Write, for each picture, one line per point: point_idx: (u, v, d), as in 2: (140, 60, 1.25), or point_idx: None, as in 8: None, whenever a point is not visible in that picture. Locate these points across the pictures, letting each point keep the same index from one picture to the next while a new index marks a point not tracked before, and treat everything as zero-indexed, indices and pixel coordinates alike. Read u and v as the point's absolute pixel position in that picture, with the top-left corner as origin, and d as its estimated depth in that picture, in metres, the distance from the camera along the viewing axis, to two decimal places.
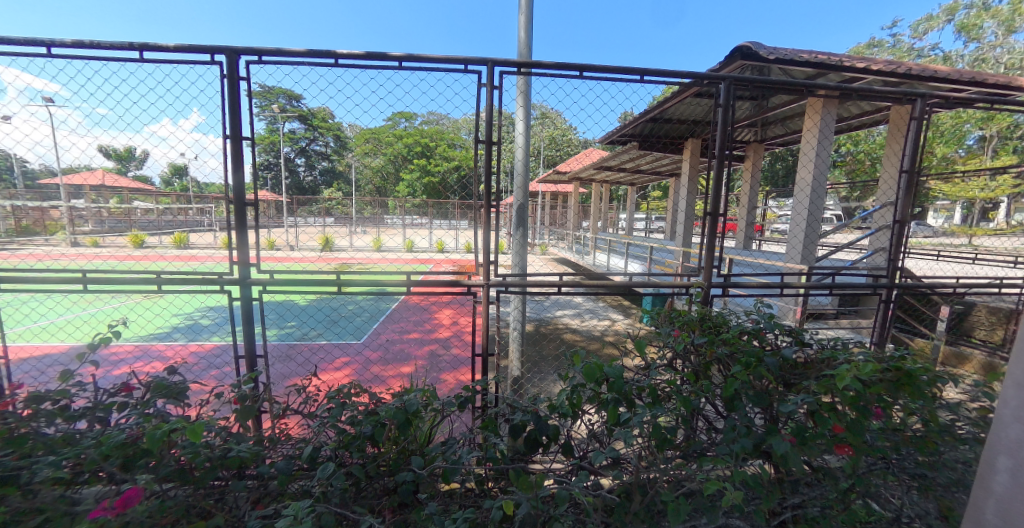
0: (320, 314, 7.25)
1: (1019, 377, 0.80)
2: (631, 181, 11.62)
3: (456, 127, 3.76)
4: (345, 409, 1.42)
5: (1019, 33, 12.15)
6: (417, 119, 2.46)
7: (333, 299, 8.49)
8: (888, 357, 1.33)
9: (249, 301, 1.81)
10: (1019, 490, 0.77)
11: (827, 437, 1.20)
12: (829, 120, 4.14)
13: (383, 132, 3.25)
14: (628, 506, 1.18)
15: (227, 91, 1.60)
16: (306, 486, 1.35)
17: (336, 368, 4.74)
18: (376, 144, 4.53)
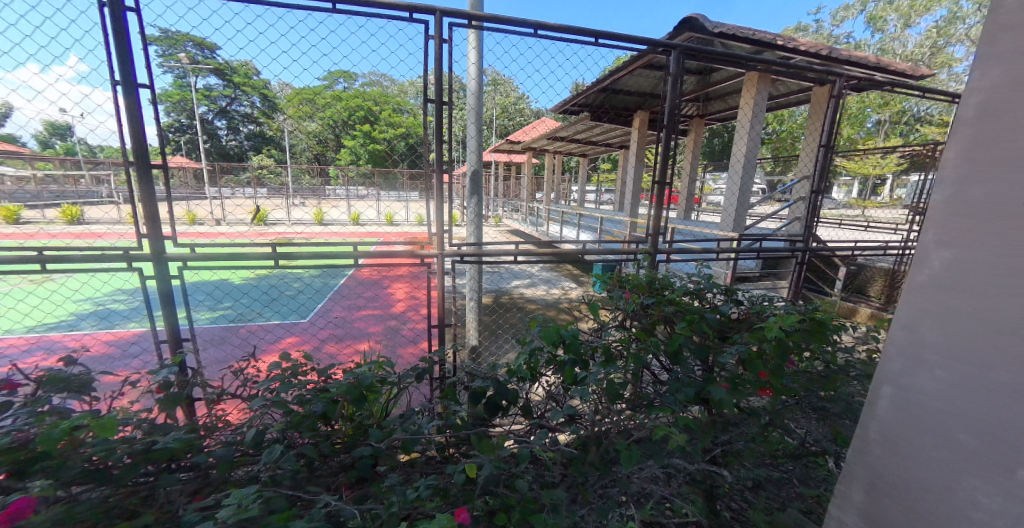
0: (257, 293, 6.80)
1: (906, 316, 0.90)
2: (583, 152, 11.80)
3: (403, 90, 3.57)
4: (293, 388, 1.41)
5: (913, 28, 13.72)
6: (361, 78, 2.31)
7: (272, 276, 7.98)
8: (803, 311, 1.54)
9: (167, 279, 1.66)
10: (897, 413, 0.92)
11: (749, 382, 1.38)
12: (761, 97, 4.47)
13: (320, 93, 3.00)
14: (585, 457, 1.30)
15: (112, 27, 1.42)
16: (252, 473, 1.30)
17: (282, 348, 4.54)
18: (313, 106, 4.19)
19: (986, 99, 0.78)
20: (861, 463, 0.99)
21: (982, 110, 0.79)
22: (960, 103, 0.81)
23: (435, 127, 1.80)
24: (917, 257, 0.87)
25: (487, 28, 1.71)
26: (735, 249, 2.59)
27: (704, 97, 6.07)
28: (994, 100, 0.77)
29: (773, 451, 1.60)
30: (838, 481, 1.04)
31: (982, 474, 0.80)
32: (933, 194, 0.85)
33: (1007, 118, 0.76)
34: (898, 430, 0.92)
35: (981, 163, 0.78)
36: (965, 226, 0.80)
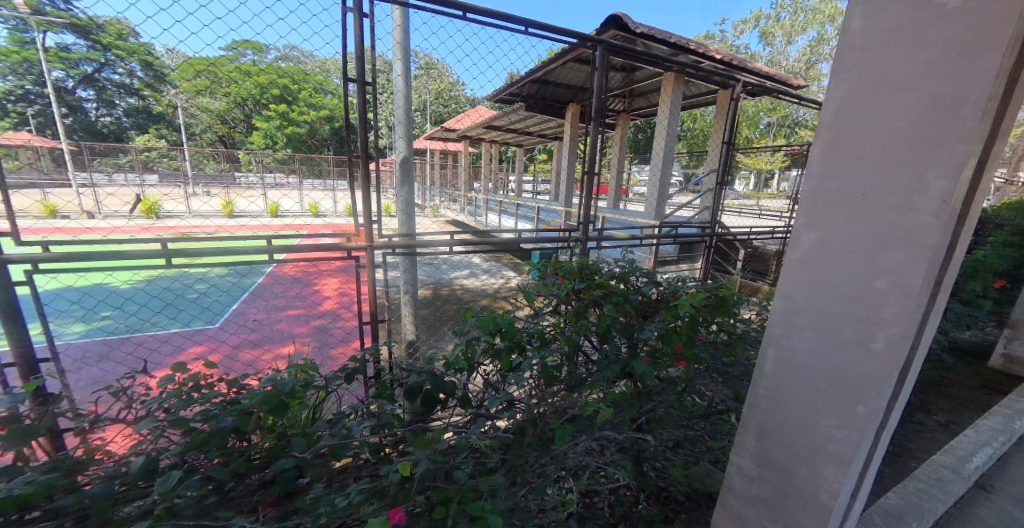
0: (152, 300, 5.91)
1: (783, 292, 1.11)
2: (519, 143, 11.95)
3: (324, 69, 3.31)
4: (193, 403, 1.18)
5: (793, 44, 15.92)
6: (272, 49, 2.10)
7: (171, 277, 6.98)
8: (710, 289, 1.75)
9: (7, 284, 1.31)
10: (778, 369, 1.16)
11: (667, 356, 1.52)
12: (676, 96, 4.87)
13: (220, 65, 2.65)
14: (522, 440, 1.34)
15: None
16: (142, 508, 1.07)
17: (190, 359, 4.06)
18: (214, 79, 3.72)
19: (840, 107, 0.92)
20: (755, 405, 1.25)
21: (838, 115, 0.93)
22: (822, 108, 0.95)
23: (361, 108, 1.70)
24: (792, 239, 1.06)
25: (413, 6, 1.67)
26: (656, 235, 2.83)
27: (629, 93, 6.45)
28: (845, 107, 0.92)
29: (687, 415, 1.81)
30: (742, 419, 1.31)
31: (832, 406, 1.06)
32: (803, 186, 1.02)
33: (855, 125, 0.91)
34: (778, 382, 1.17)
35: (836, 163, 0.95)
36: (825, 215, 0.98)
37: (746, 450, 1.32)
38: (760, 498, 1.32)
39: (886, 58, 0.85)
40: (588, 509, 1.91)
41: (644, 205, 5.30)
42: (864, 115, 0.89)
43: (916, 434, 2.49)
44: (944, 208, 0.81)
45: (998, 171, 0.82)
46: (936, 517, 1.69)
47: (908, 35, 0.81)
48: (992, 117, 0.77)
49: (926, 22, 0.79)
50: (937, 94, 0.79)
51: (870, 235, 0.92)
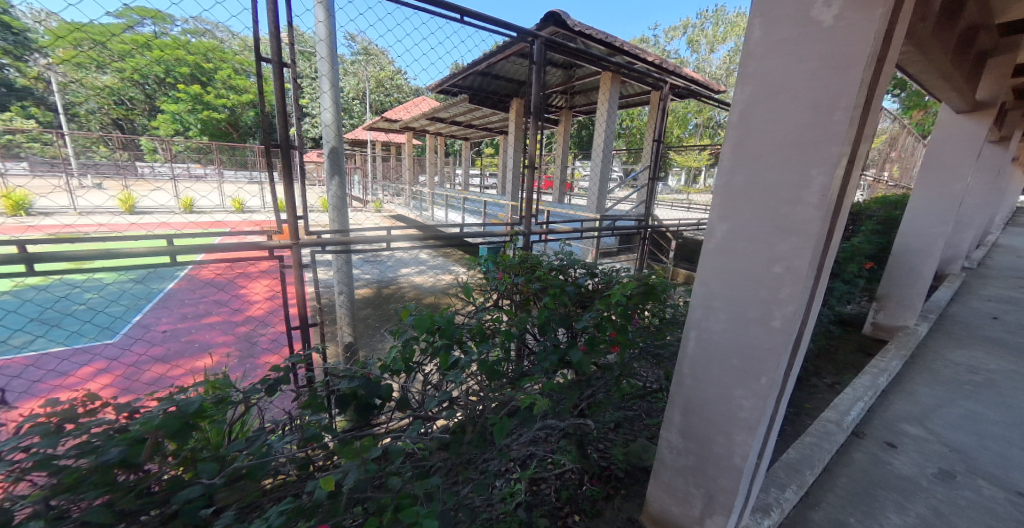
0: (25, 312, 4.91)
1: (702, 278, 1.20)
2: (465, 136, 11.83)
3: (239, 49, 3.00)
4: (63, 436, 0.89)
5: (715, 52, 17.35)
6: (174, 21, 1.87)
7: (55, 282, 5.90)
8: (643, 278, 1.86)
9: None
10: (699, 349, 1.26)
11: (603, 344, 1.59)
12: (613, 95, 5.08)
13: (107, 37, 2.29)
14: (462, 438, 1.28)
15: None
16: None
17: (80, 381, 3.54)
18: (106, 53, 3.25)
19: (746, 108, 1.01)
20: (680, 383, 1.36)
21: (743, 116, 1.02)
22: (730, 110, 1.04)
23: (276, 92, 1.50)
24: (708, 230, 1.16)
25: None
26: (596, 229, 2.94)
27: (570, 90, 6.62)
28: (748, 109, 1.01)
29: (624, 397, 1.92)
30: (669, 397, 1.42)
31: (741, 379, 1.19)
32: (715, 181, 1.11)
33: (756, 125, 1.01)
34: (700, 360, 1.27)
35: (742, 160, 1.05)
36: (734, 208, 1.09)
37: (673, 426, 1.43)
38: (686, 466, 1.45)
39: (779, 66, 0.95)
40: (536, 495, 1.99)
41: (586, 200, 5.49)
42: (763, 117, 0.99)
43: (813, 398, 2.86)
44: (823, 201, 0.93)
45: (863, 169, 0.96)
46: (824, 465, 1.98)
47: (800, 46, 0.91)
48: (857, 122, 0.90)
49: (809, 36, 0.90)
50: (818, 101, 0.90)
51: (768, 225, 1.03)
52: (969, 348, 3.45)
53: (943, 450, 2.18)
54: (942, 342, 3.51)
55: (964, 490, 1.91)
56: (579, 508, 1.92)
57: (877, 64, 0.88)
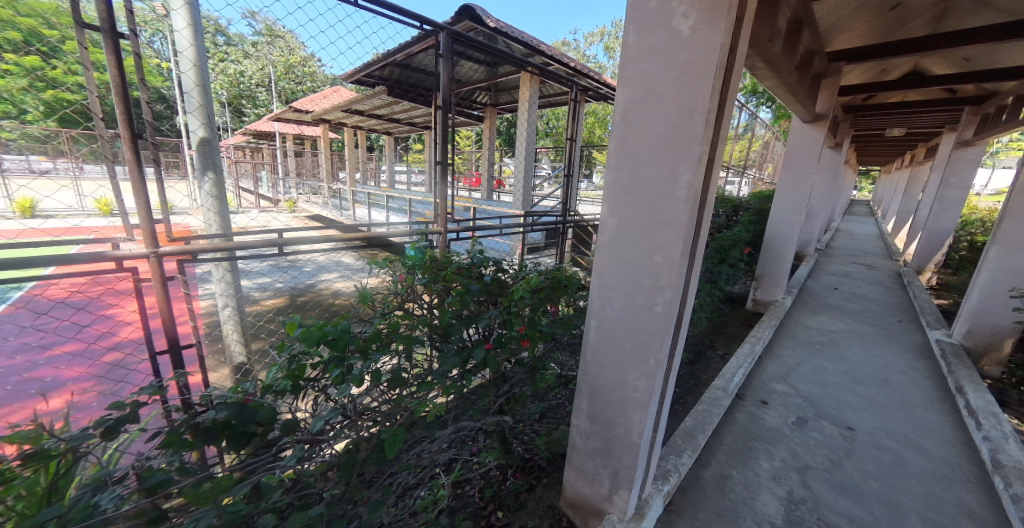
0: None
1: (599, 271, 1.26)
2: (389, 131, 11.38)
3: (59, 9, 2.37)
4: None
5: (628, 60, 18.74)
6: None
7: None
8: (556, 272, 1.88)
9: None
10: (599, 337, 1.32)
11: (511, 338, 1.58)
12: (533, 96, 5.23)
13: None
14: (356, 456, 1.12)
15: None
16: None
17: None
18: None
19: (626, 110, 1.08)
20: (585, 371, 1.42)
21: (624, 117, 1.09)
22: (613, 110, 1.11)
23: (114, 72, 1.22)
24: (601, 224, 1.22)
25: None
26: (522, 224, 3.00)
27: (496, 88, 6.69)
28: (628, 109, 1.08)
29: (540, 387, 1.97)
30: (577, 385, 1.48)
31: (634, 362, 1.27)
32: (605, 178, 1.17)
33: (635, 125, 1.08)
34: (600, 348, 1.34)
35: (625, 158, 1.11)
36: (621, 203, 1.15)
37: (582, 412, 1.50)
38: (594, 449, 1.52)
39: (650, 71, 1.03)
40: (459, 499, 1.94)
41: (512, 197, 5.58)
42: (640, 117, 1.06)
43: (708, 370, 3.20)
44: (689, 195, 1.02)
45: (722, 167, 1.08)
46: (712, 427, 2.23)
47: (665, 53, 0.99)
48: (713, 125, 1.00)
49: (672, 44, 0.98)
50: (681, 104, 0.99)
51: (649, 218, 1.11)
52: (827, 317, 4.11)
53: (801, 402, 2.59)
54: (804, 312, 4.15)
55: (815, 433, 2.29)
56: (502, 503, 1.94)
57: (726, 73, 1.00)
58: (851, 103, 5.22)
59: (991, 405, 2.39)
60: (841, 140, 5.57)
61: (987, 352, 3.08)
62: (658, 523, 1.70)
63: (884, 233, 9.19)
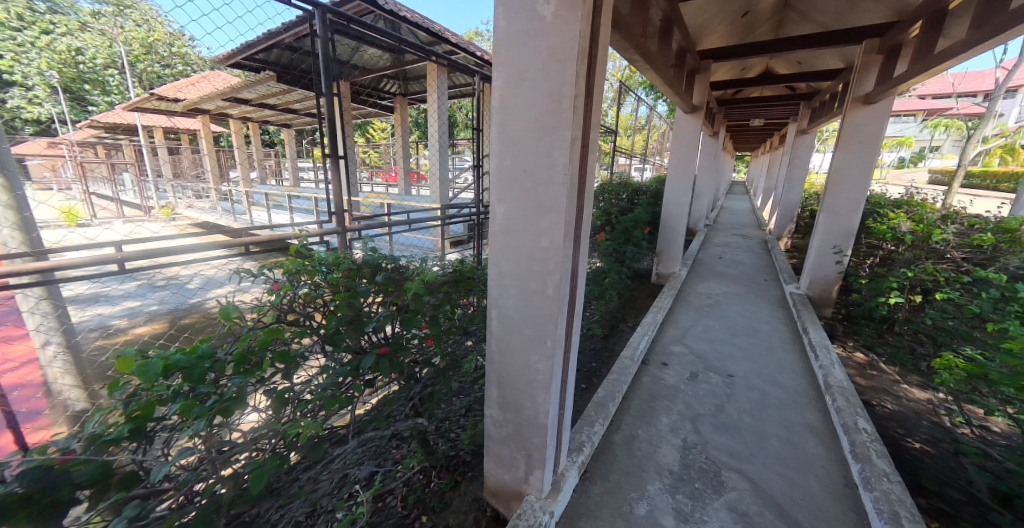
0: None
1: (494, 259, 1.26)
2: (286, 123, 10.31)
3: None
4: None
5: None
6: None
7: None
8: (457, 264, 1.82)
9: None
10: (500, 325, 1.33)
11: (412, 335, 1.49)
12: (441, 85, 5.12)
13: None
14: (221, 499, 0.99)
15: None
16: None
17: None
18: None
19: (503, 96, 1.08)
20: (492, 361, 1.42)
21: (502, 103, 1.09)
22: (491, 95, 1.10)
23: None
24: (491, 212, 1.21)
25: None
26: (440, 218, 2.90)
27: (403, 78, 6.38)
28: (505, 95, 1.08)
29: (456, 382, 1.91)
30: (485, 375, 1.47)
31: (534, 346, 1.29)
32: (489, 165, 1.16)
33: (512, 110, 1.08)
34: (503, 336, 1.34)
35: (507, 145, 1.12)
36: (507, 190, 1.16)
37: (493, 402, 1.50)
38: (507, 436, 1.53)
39: (520, 56, 1.03)
40: (381, 513, 1.82)
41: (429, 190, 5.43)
42: (516, 103, 1.07)
43: (619, 343, 3.45)
44: (566, 178, 1.05)
45: (595, 149, 1.13)
46: (621, 394, 2.41)
47: (531, 39, 1.01)
48: (581, 109, 1.04)
49: (536, 29, 1.00)
50: (550, 89, 1.01)
51: (532, 203, 1.13)
52: (714, 282, 4.70)
53: (694, 359, 2.92)
54: (697, 280, 4.69)
55: (703, 385, 2.60)
56: (427, 507, 1.86)
57: (588, 61, 1.05)
58: (721, 97, 6.00)
59: (824, 339, 2.95)
60: (717, 129, 6.42)
61: (822, 297, 3.82)
62: (573, 492, 1.78)
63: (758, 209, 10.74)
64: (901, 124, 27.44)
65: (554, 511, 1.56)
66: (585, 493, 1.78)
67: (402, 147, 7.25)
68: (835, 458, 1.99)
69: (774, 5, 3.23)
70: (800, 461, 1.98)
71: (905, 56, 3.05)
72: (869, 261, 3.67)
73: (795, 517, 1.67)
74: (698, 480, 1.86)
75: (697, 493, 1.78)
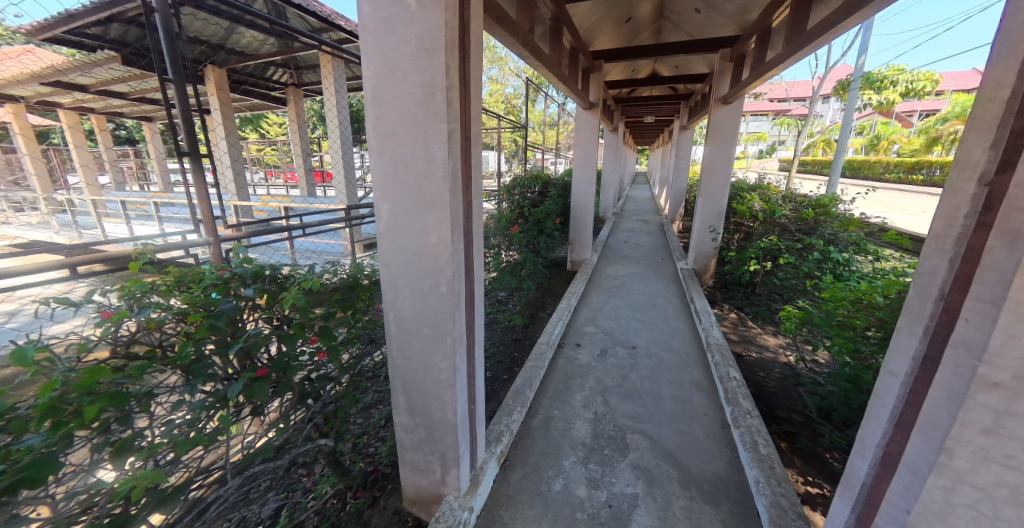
0: None
1: (384, 261, 1.20)
2: (144, 117, 8.70)
3: None
4: None
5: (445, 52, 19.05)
6: None
7: None
8: (355, 265, 1.66)
9: None
10: (397, 329, 1.28)
11: (301, 351, 1.34)
12: (339, 76, 4.75)
13: None
14: None
15: None
16: None
17: None
18: None
19: (375, 86, 1.04)
20: (394, 367, 1.36)
21: (375, 93, 1.04)
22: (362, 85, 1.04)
23: None
24: (375, 210, 1.15)
25: None
26: (347, 218, 2.60)
27: (293, 68, 5.73)
28: (377, 85, 1.03)
29: (366, 392, 1.78)
30: (390, 382, 1.41)
31: (434, 345, 1.26)
32: (368, 160, 1.10)
33: (386, 102, 1.04)
34: (403, 341, 1.30)
35: (384, 138, 1.07)
36: (388, 186, 1.11)
37: (401, 408, 1.44)
38: (419, 441, 1.49)
39: (388, 44, 0.99)
40: None
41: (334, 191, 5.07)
42: (389, 93, 1.03)
43: (538, 330, 3.57)
44: (446, 172, 1.05)
45: (474, 143, 1.14)
46: (539, 379, 2.49)
47: (397, 25, 0.97)
48: (456, 101, 1.04)
49: (402, 17, 0.96)
50: (422, 80, 0.99)
51: (416, 199, 1.10)
52: (619, 264, 5.13)
53: (603, 337, 3.16)
54: (606, 264, 5.06)
55: (611, 359, 2.83)
56: None
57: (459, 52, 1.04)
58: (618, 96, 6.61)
59: (707, 306, 3.41)
60: (615, 125, 7.01)
61: (703, 271, 4.41)
62: (494, 483, 1.80)
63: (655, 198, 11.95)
64: (755, 120, 32.70)
65: (473, 506, 1.56)
66: (505, 481, 1.82)
67: (300, 144, 6.62)
68: (714, 406, 2.32)
69: (652, 13, 3.59)
70: (687, 414, 2.26)
71: (748, 64, 3.58)
72: (735, 236, 4.32)
73: (684, 464, 1.91)
74: (607, 447, 2.02)
75: (606, 460, 1.93)
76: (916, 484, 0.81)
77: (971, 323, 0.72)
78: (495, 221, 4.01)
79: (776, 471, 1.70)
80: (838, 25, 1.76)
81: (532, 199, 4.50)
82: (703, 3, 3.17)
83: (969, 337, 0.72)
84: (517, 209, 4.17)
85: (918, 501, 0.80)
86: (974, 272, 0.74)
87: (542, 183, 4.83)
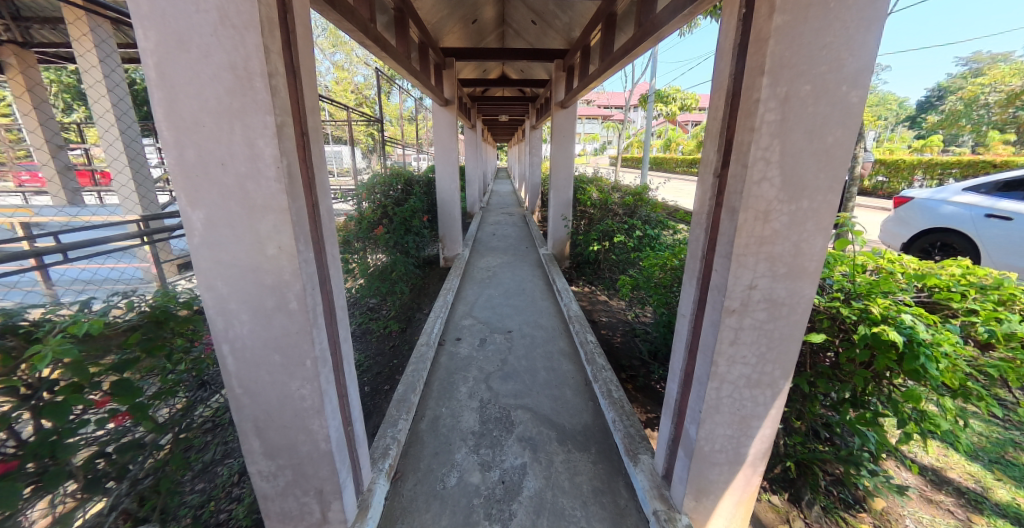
0: None
1: (207, 291, 1.07)
2: None
3: None
4: None
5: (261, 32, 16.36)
6: None
7: None
8: (168, 294, 1.30)
9: None
10: (238, 365, 1.16)
11: (79, 424, 0.99)
12: (104, 46, 3.67)
13: None
14: None
15: None
16: None
17: None
18: None
19: (159, 61, 0.91)
20: (240, 408, 1.22)
21: (161, 74, 0.91)
22: (142, 63, 0.90)
23: None
24: (184, 222, 1.01)
25: None
26: (141, 234, 1.93)
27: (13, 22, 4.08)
28: (162, 64, 0.91)
29: (201, 449, 1.45)
30: (237, 427, 1.25)
31: (289, 372, 1.18)
32: (164, 158, 0.96)
33: (179, 85, 0.92)
34: (246, 378, 1.18)
35: (183, 131, 0.95)
36: (199, 191, 0.99)
37: (257, 454, 1.29)
38: (285, 485, 1.35)
39: (174, 14, 0.88)
40: None
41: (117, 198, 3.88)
42: (183, 76, 0.92)
43: (416, 332, 3.54)
44: (278, 171, 0.99)
45: (305, 136, 1.10)
46: (422, 381, 2.50)
47: None
48: (280, 89, 0.99)
49: None
50: (231, 62, 0.92)
51: (240, 205, 1.01)
52: (486, 256, 5.33)
53: (480, 327, 3.32)
54: (476, 258, 5.24)
55: (489, 346, 3.00)
56: None
57: (278, 34, 0.99)
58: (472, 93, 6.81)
59: (567, 285, 3.89)
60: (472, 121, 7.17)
61: (561, 254, 4.97)
62: (386, 500, 1.76)
63: (514, 193, 12.73)
64: (587, 122, 37.37)
65: None
66: (398, 494, 1.79)
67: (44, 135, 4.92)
68: (578, 369, 2.69)
69: (494, 18, 3.85)
70: (557, 381, 2.57)
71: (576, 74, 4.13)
72: (582, 222, 4.94)
73: (560, 424, 2.19)
74: (494, 429, 2.17)
75: (495, 441, 2.08)
76: (697, 394, 1.15)
77: (718, 274, 1.04)
78: (356, 223, 3.72)
79: (625, 409, 2.11)
80: (634, 47, 2.17)
81: (396, 198, 4.35)
82: (536, 15, 3.52)
83: (716, 285, 1.06)
84: (380, 209, 3.99)
85: (703, 403, 1.12)
86: (716, 237, 1.08)
87: (403, 181, 4.67)
